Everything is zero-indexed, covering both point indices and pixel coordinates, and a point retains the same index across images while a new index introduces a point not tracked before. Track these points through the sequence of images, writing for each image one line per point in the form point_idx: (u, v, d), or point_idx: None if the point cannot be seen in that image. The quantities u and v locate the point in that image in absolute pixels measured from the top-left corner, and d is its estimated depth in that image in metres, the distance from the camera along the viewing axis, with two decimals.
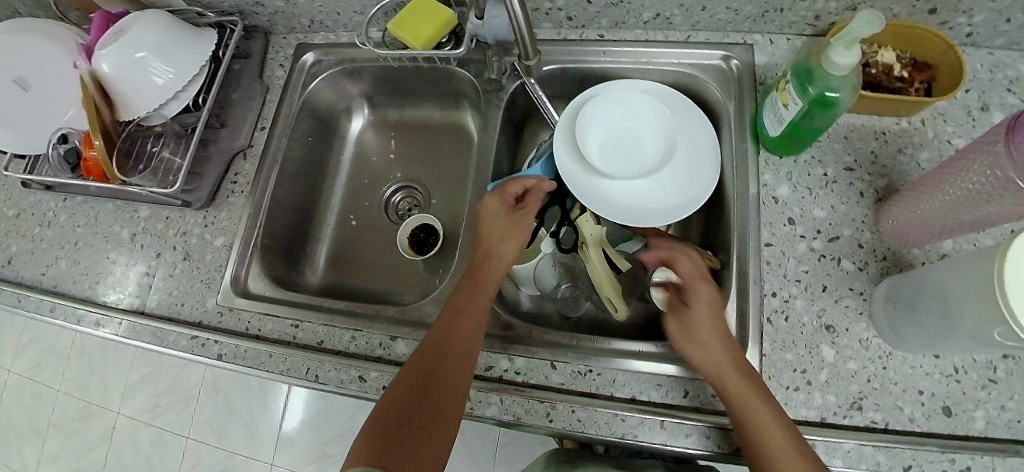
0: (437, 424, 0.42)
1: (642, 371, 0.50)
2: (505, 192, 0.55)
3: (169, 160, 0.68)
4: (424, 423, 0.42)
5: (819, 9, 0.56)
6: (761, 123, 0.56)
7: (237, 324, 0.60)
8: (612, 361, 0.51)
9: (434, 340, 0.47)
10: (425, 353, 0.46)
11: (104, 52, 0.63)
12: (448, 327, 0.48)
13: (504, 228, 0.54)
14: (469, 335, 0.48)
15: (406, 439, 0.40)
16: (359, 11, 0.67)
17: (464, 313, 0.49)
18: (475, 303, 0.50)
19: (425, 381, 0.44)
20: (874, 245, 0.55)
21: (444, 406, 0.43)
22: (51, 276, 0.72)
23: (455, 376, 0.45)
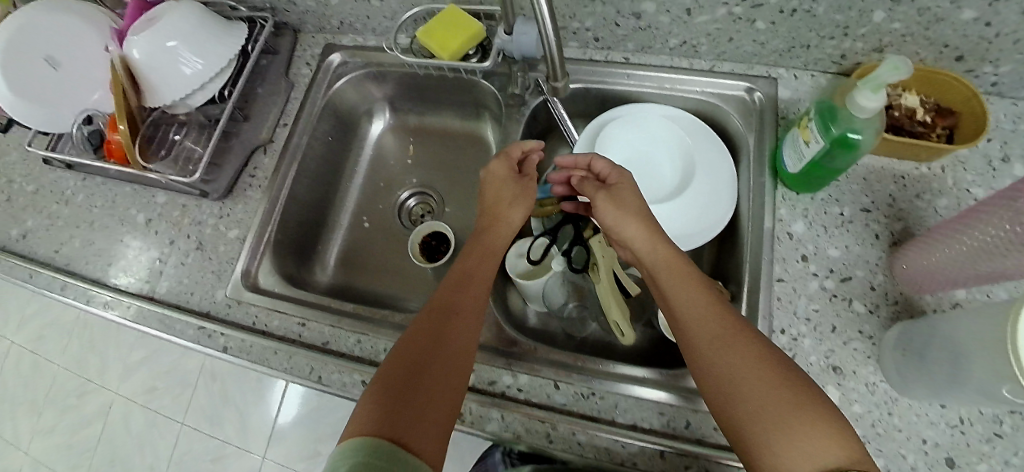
0: (439, 399, 0.41)
1: (644, 398, 0.50)
2: (510, 154, 0.59)
3: (191, 149, 0.69)
4: (427, 393, 0.41)
5: (846, 48, 0.56)
6: (780, 159, 0.56)
7: (244, 317, 0.60)
8: (616, 386, 0.50)
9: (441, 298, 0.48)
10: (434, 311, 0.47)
11: (134, 39, 0.64)
12: (452, 300, 0.48)
13: (512, 194, 0.57)
14: (477, 294, 0.50)
15: (409, 406, 0.39)
16: (389, 16, 0.68)
17: (471, 291, 0.50)
18: (480, 274, 0.51)
19: (428, 350, 0.43)
20: (886, 288, 0.55)
21: (447, 383, 0.42)
22: (64, 254, 0.72)
23: (459, 352, 0.45)
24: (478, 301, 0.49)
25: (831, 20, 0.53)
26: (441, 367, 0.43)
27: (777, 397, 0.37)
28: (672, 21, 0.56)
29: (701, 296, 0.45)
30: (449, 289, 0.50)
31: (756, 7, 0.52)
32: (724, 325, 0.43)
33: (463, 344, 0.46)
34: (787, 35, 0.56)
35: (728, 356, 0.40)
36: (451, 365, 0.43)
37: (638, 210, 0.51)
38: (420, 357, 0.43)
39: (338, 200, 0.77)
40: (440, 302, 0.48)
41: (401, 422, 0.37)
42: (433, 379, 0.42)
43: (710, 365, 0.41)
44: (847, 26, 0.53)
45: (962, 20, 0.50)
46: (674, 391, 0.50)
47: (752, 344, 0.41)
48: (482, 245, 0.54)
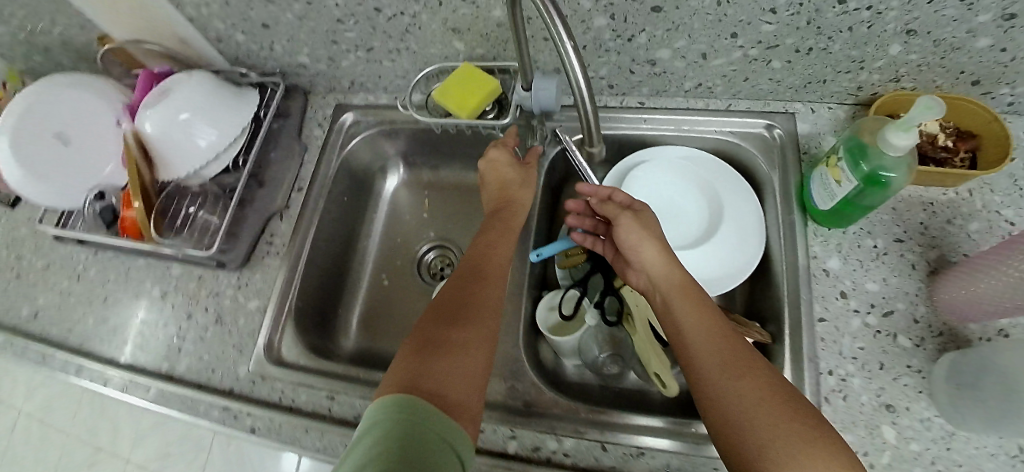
0: (468, 360, 0.45)
1: (698, 454, 0.48)
2: (507, 141, 0.63)
3: (207, 220, 0.68)
4: (457, 354, 0.45)
5: (862, 81, 0.57)
6: (810, 196, 0.55)
7: (269, 393, 0.58)
8: (666, 444, 0.49)
9: (461, 277, 0.52)
10: (455, 288, 0.51)
11: (147, 113, 0.63)
12: (468, 282, 0.51)
13: (518, 176, 0.61)
14: (495, 271, 0.53)
15: (438, 367, 0.43)
16: (402, 75, 0.69)
17: (491, 261, 0.54)
18: (495, 253, 0.55)
19: (455, 315, 0.48)
20: (929, 320, 0.53)
21: (474, 344, 0.46)
22: (77, 333, 0.70)
23: (483, 317, 0.49)
24: (495, 278, 0.53)
25: (847, 55, 0.53)
26: (462, 342, 0.45)
27: (787, 429, 0.36)
28: (688, 66, 0.57)
29: (712, 322, 0.45)
30: (470, 261, 0.54)
31: (771, 48, 0.52)
32: (736, 352, 0.42)
33: (488, 310, 0.50)
34: (803, 72, 0.56)
35: (738, 384, 0.40)
36: (469, 340, 0.46)
37: (657, 235, 0.52)
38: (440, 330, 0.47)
39: (357, 260, 0.76)
40: (464, 275, 0.53)
41: (432, 377, 0.42)
42: (461, 342, 0.46)
43: (719, 394, 0.40)
44: (863, 61, 0.53)
45: (977, 48, 0.49)
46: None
47: (763, 373, 0.40)
48: (499, 222, 0.58)
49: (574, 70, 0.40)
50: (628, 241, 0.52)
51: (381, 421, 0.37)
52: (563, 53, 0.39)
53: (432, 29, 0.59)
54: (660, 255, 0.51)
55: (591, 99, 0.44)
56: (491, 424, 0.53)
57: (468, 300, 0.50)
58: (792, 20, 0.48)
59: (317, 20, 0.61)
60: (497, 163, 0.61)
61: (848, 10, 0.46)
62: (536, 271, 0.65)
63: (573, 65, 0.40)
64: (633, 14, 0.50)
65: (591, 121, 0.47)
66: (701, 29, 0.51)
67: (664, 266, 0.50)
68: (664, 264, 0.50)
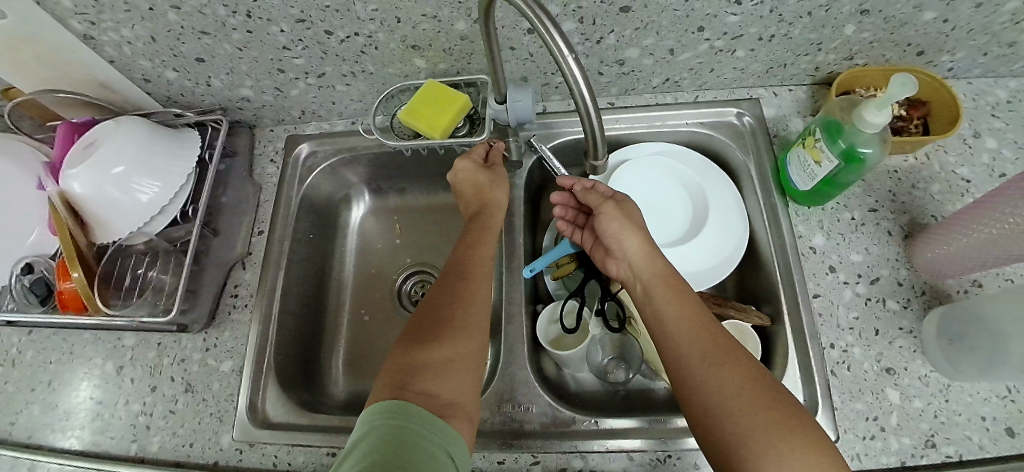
0: (460, 360, 0.44)
1: None
2: (472, 153, 0.59)
3: (159, 280, 0.61)
4: (449, 353, 0.43)
5: (819, 61, 0.59)
6: (788, 178, 0.57)
7: (261, 461, 0.53)
8: (690, 442, 0.48)
9: (445, 286, 0.49)
10: (438, 298, 0.48)
11: (73, 172, 0.55)
12: (454, 291, 0.48)
13: (490, 179, 0.57)
14: (480, 282, 0.50)
15: (429, 366, 0.42)
16: (358, 99, 0.65)
17: (477, 257, 0.52)
18: (479, 263, 0.52)
19: (446, 311, 0.47)
20: (912, 281, 0.54)
21: (467, 343, 0.45)
22: (22, 426, 0.61)
23: (474, 313, 0.47)
24: (480, 289, 0.50)
25: (806, 39, 0.55)
26: (450, 358, 0.43)
27: (765, 416, 0.36)
28: (656, 62, 0.58)
29: (693, 311, 0.44)
30: (458, 255, 0.53)
31: (735, 39, 0.54)
32: (715, 340, 0.41)
33: (479, 304, 0.49)
34: (766, 58, 0.58)
35: (718, 373, 0.39)
36: (458, 355, 0.44)
37: (637, 223, 0.50)
38: (422, 343, 0.44)
39: (331, 297, 0.71)
40: (453, 267, 0.51)
41: (425, 376, 0.41)
42: (452, 339, 0.44)
43: (699, 383, 0.39)
44: (820, 42, 0.55)
45: (923, 21, 0.51)
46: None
47: (742, 360, 0.40)
48: (477, 226, 0.56)
49: (575, 80, 0.37)
50: (608, 231, 0.50)
51: (376, 423, 0.37)
52: (563, 64, 0.36)
53: (390, 48, 0.56)
54: (640, 246, 0.49)
55: (596, 110, 0.40)
56: (511, 452, 0.51)
57: (453, 313, 0.46)
58: (755, 10, 0.50)
59: (260, 49, 0.56)
60: (464, 170, 0.58)
61: None
62: (529, 286, 0.63)
63: (574, 75, 0.37)
64: (602, 16, 0.50)
65: (596, 137, 0.44)
66: (671, 26, 0.52)
67: (645, 256, 0.49)
68: (644, 255, 0.49)
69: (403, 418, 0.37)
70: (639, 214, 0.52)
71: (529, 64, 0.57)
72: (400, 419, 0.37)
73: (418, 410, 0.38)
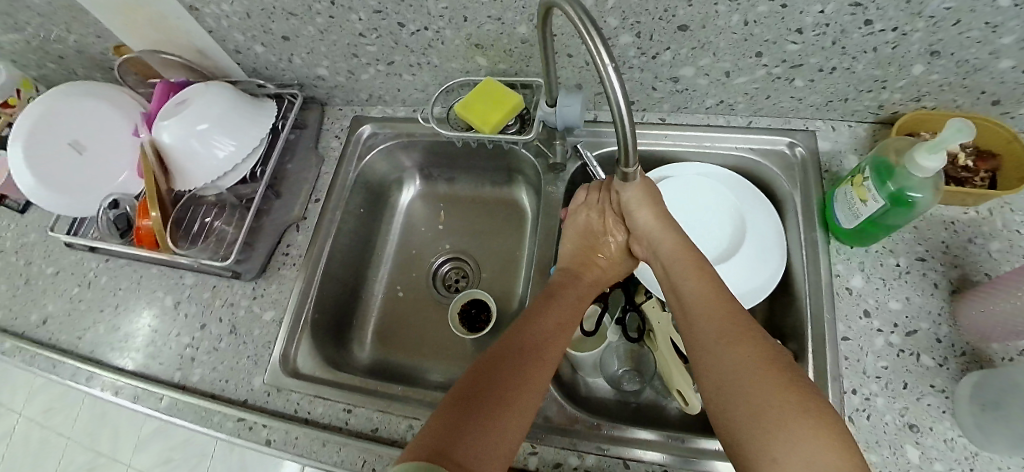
0: (507, 433, 0.40)
1: None
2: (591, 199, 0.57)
3: (223, 230, 0.68)
4: (496, 423, 0.40)
5: (883, 100, 0.57)
6: (833, 215, 0.56)
7: (284, 407, 0.58)
8: (698, 463, 0.49)
9: (513, 340, 0.47)
10: (502, 351, 0.46)
11: (165, 123, 0.63)
12: (517, 350, 0.46)
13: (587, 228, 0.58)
14: (547, 351, 0.47)
15: (475, 425, 0.39)
16: (420, 89, 0.69)
17: (551, 322, 0.49)
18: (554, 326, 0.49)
19: (508, 371, 0.44)
20: (953, 339, 0.52)
21: (517, 409, 0.42)
22: (88, 341, 0.70)
23: (533, 388, 0.44)
24: (545, 360, 0.46)
25: (870, 75, 0.54)
26: (495, 420, 0.40)
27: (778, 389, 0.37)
28: (711, 83, 0.59)
29: (711, 298, 0.45)
30: (531, 317, 0.50)
31: (794, 67, 0.54)
32: (728, 326, 0.42)
33: (540, 385, 0.44)
34: (826, 91, 0.58)
35: (732, 352, 0.40)
36: (502, 423, 0.40)
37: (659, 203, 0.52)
38: (474, 401, 0.41)
39: (370, 270, 0.75)
40: (522, 337, 0.47)
41: (464, 446, 0.37)
42: (503, 414, 0.41)
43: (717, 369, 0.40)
44: (885, 80, 0.54)
45: (1000, 69, 0.49)
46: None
47: (760, 347, 0.40)
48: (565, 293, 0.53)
49: (612, 90, 0.36)
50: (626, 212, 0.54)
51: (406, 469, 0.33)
52: (601, 72, 0.35)
53: (455, 44, 0.59)
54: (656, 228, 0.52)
55: (632, 122, 0.38)
56: None
57: (515, 374, 0.44)
58: (817, 40, 0.50)
59: (339, 33, 0.61)
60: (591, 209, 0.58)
61: (873, 31, 0.48)
62: None
63: (614, 89, 0.36)
64: (659, 32, 0.52)
65: (630, 149, 0.41)
66: (728, 48, 0.53)
67: (665, 234, 0.51)
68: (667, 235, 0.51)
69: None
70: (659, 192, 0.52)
71: (585, 72, 0.59)
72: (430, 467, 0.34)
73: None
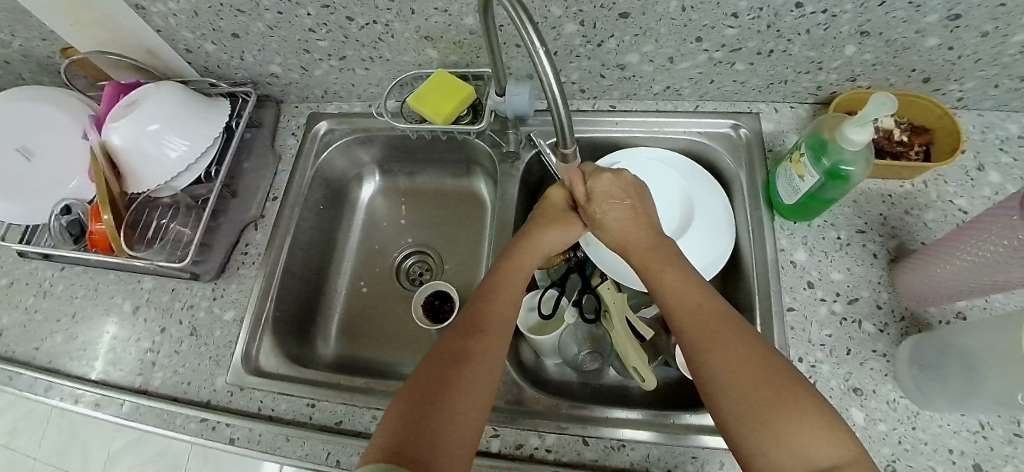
0: (469, 420, 0.41)
1: (711, 446, 0.49)
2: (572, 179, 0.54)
3: (179, 231, 0.67)
4: (459, 415, 0.40)
5: (821, 80, 0.60)
6: (775, 191, 0.58)
7: (248, 405, 0.57)
8: (687, 439, 0.49)
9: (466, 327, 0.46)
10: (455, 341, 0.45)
11: (115, 125, 0.62)
12: (467, 335, 0.46)
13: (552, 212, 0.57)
14: (497, 331, 0.47)
15: (438, 421, 0.39)
16: (375, 83, 0.69)
17: (499, 299, 0.49)
18: (503, 302, 0.49)
19: (459, 359, 0.43)
20: (892, 305, 0.55)
21: (473, 395, 0.42)
22: (44, 352, 0.68)
23: (487, 369, 0.44)
24: (496, 340, 0.46)
25: (806, 56, 0.56)
26: (457, 412, 0.40)
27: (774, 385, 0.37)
28: (656, 69, 0.61)
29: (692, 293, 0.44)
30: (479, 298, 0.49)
31: (734, 51, 0.56)
32: (711, 318, 0.42)
33: (491, 364, 0.44)
34: (766, 73, 0.60)
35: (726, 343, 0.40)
36: (465, 412, 0.41)
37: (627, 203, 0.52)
38: (432, 396, 0.41)
39: (334, 267, 0.75)
40: (472, 321, 0.47)
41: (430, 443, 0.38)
42: (462, 402, 0.41)
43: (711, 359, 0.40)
44: (820, 61, 0.56)
45: (927, 47, 0.52)
46: (705, 433, 0.49)
47: (744, 341, 0.40)
48: (507, 265, 0.52)
49: (545, 74, 0.38)
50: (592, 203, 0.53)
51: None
52: (534, 57, 0.37)
53: (404, 37, 0.60)
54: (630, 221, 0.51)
55: (565, 101, 0.40)
56: None
57: (466, 362, 0.43)
58: (752, 23, 0.52)
59: (288, 29, 0.61)
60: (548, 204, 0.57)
61: (805, 13, 0.50)
62: None
63: (546, 70, 0.38)
64: (602, 20, 0.53)
65: (564, 122, 0.43)
66: (669, 34, 0.54)
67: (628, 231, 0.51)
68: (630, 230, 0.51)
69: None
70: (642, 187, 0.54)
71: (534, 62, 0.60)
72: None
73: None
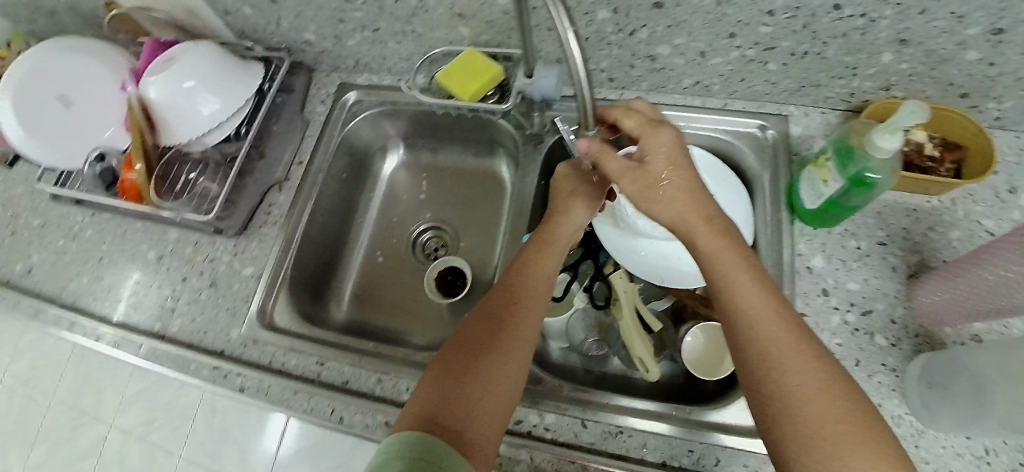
0: (502, 398, 0.43)
1: (728, 445, 0.48)
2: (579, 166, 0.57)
3: (206, 187, 0.69)
4: (490, 392, 0.42)
5: (854, 87, 0.59)
6: (798, 195, 0.58)
7: (260, 358, 0.59)
8: (705, 435, 0.49)
9: (503, 305, 0.48)
10: (489, 320, 0.47)
11: (151, 80, 0.64)
12: (501, 315, 0.47)
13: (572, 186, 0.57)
14: (530, 312, 0.48)
15: (470, 396, 0.41)
16: (405, 57, 0.70)
17: (534, 281, 0.50)
18: (539, 284, 0.50)
19: (492, 338, 0.45)
20: (906, 321, 0.54)
21: (506, 375, 0.43)
22: (70, 291, 0.71)
23: (520, 350, 0.45)
24: (530, 320, 0.47)
25: (840, 61, 0.55)
26: (489, 388, 0.42)
27: (826, 391, 0.35)
28: (687, 63, 0.60)
29: (756, 291, 0.40)
30: (514, 277, 0.51)
31: (768, 50, 0.56)
32: (768, 312, 0.39)
33: (526, 345, 0.46)
34: (798, 75, 0.59)
35: (780, 341, 0.37)
36: (496, 390, 0.42)
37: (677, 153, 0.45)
38: (466, 371, 0.43)
39: (352, 236, 0.77)
40: (506, 301, 0.48)
41: (462, 415, 0.40)
42: (494, 381, 0.43)
43: (762, 353, 0.37)
44: (855, 67, 0.56)
45: (966, 60, 0.51)
46: (716, 431, 0.49)
47: (803, 341, 0.37)
48: (540, 244, 0.53)
49: (572, 58, 0.38)
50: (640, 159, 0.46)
51: (400, 446, 0.36)
52: (563, 41, 0.37)
53: (438, 13, 0.60)
54: (683, 197, 0.44)
55: (590, 88, 0.40)
56: None
57: (501, 343, 0.45)
58: (788, 23, 0.51)
59: None
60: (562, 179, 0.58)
61: (843, 16, 0.49)
62: None
63: (573, 54, 0.37)
64: (636, 9, 0.53)
65: (587, 106, 0.43)
66: (703, 28, 0.54)
67: (675, 194, 0.44)
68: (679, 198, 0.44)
69: (429, 448, 0.36)
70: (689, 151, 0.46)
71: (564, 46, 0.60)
72: (427, 457, 0.35)
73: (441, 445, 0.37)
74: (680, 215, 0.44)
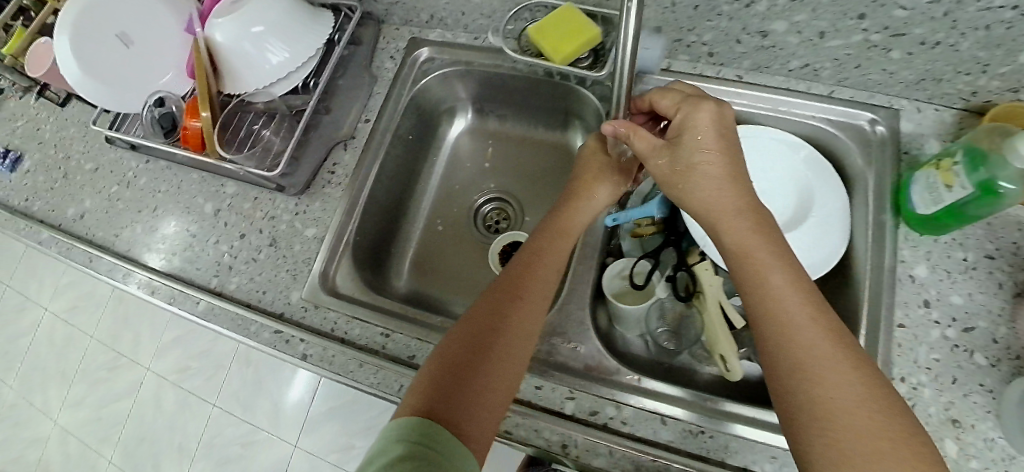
0: (503, 385, 0.41)
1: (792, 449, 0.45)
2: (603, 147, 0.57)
3: (270, 141, 0.66)
4: (491, 379, 0.41)
5: (979, 85, 0.53)
6: (908, 198, 0.54)
7: (321, 323, 0.58)
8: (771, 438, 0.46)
9: (507, 290, 0.47)
10: (492, 305, 0.46)
11: (218, 22, 0.60)
12: (505, 299, 0.46)
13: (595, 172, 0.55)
14: (536, 299, 0.47)
15: (471, 381, 0.40)
16: (486, 14, 0.65)
17: (540, 268, 0.49)
18: (545, 270, 0.49)
19: (495, 324, 0.44)
20: (1009, 342, 0.50)
21: (506, 361, 0.42)
22: (123, 240, 0.69)
23: (523, 337, 0.44)
24: (535, 307, 0.46)
25: (973, 56, 0.50)
26: (488, 374, 0.41)
27: (851, 384, 0.32)
28: (801, 43, 0.56)
29: (790, 293, 0.37)
30: (522, 263, 0.49)
31: (896, 36, 0.51)
32: (789, 301, 0.37)
33: (530, 334, 0.45)
34: (921, 67, 0.54)
35: (802, 333, 0.35)
36: (495, 377, 0.41)
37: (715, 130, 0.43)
38: (466, 357, 0.42)
39: (412, 202, 0.74)
40: (512, 285, 0.47)
41: (461, 400, 0.39)
42: (493, 368, 0.41)
43: (784, 346, 0.35)
44: (988, 63, 0.50)
45: None
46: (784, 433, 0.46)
47: (830, 333, 0.35)
48: (551, 230, 0.52)
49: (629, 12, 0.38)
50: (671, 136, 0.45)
51: (397, 432, 0.35)
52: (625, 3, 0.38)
53: None
54: (720, 178, 0.42)
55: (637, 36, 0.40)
56: (551, 382, 0.53)
57: (503, 328, 0.44)
58: (928, 9, 0.46)
59: None
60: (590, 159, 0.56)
61: (992, 6, 0.44)
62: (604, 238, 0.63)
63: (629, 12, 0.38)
64: None
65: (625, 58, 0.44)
66: (830, 5, 0.49)
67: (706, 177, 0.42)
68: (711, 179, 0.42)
69: (427, 433, 0.35)
70: (733, 126, 0.44)
71: None
72: (425, 442, 0.34)
73: (438, 431, 0.36)
74: (706, 196, 0.42)
